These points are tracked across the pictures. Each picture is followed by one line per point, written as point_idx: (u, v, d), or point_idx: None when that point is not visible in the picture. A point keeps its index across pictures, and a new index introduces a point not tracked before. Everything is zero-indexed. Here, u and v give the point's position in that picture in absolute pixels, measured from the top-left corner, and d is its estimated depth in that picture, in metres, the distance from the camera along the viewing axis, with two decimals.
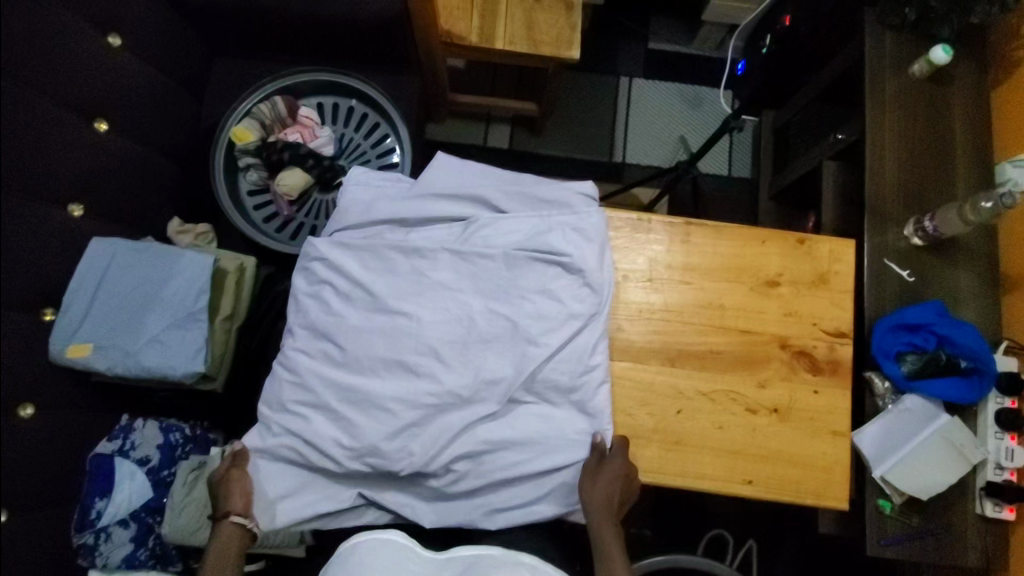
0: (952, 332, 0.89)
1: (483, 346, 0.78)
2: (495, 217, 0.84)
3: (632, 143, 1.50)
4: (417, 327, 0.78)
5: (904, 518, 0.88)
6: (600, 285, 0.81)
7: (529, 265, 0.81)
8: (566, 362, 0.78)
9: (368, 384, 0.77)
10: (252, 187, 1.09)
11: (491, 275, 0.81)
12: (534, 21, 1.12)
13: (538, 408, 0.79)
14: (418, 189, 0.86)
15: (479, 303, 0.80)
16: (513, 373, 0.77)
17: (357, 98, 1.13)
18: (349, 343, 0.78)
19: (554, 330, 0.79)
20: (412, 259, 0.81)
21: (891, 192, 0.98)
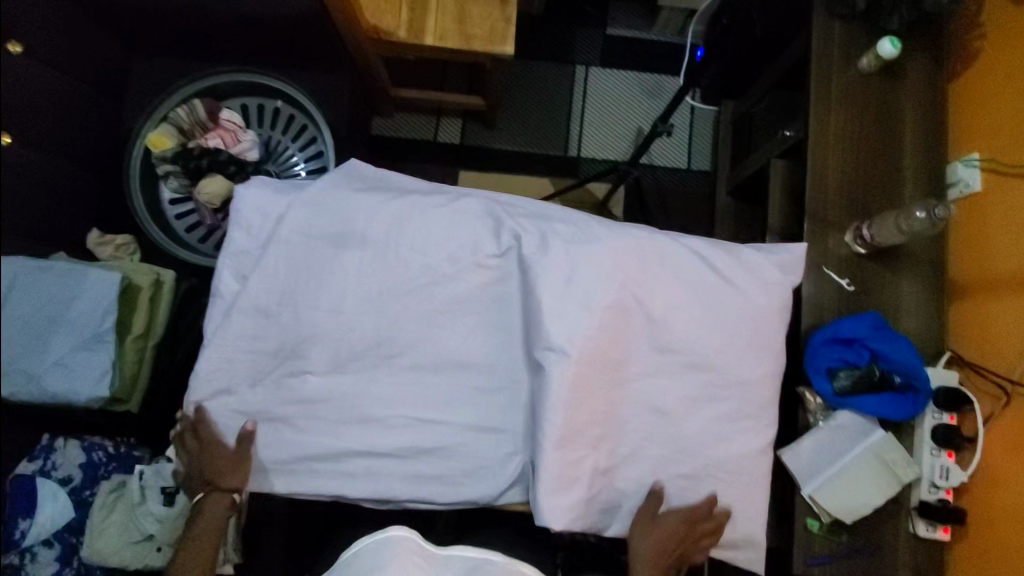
0: (887, 347, 0.85)
1: (410, 334, 0.75)
2: (416, 204, 0.74)
3: (588, 136, 1.45)
4: (326, 316, 0.74)
5: (833, 537, 0.86)
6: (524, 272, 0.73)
7: (452, 252, 0.74)
8: (487, 343, 0.76)
9: (275, 369, 0.75)
10: (174, 195, 1.05)
11: (409, 258, 0.74)
12: (467, 15, 1.06)
13: (465, 394, 0.75)
14: (337, 184, 0.76)
15: (393, 290, 0.74)
16: (441, 358, 0.75)
17: (282, 99, 1.08)
18: (256, 324, 0.74)
19: (469, 315, 0.75)
20: (315, 242, 0.74)
21: (835, 197, 0.93)
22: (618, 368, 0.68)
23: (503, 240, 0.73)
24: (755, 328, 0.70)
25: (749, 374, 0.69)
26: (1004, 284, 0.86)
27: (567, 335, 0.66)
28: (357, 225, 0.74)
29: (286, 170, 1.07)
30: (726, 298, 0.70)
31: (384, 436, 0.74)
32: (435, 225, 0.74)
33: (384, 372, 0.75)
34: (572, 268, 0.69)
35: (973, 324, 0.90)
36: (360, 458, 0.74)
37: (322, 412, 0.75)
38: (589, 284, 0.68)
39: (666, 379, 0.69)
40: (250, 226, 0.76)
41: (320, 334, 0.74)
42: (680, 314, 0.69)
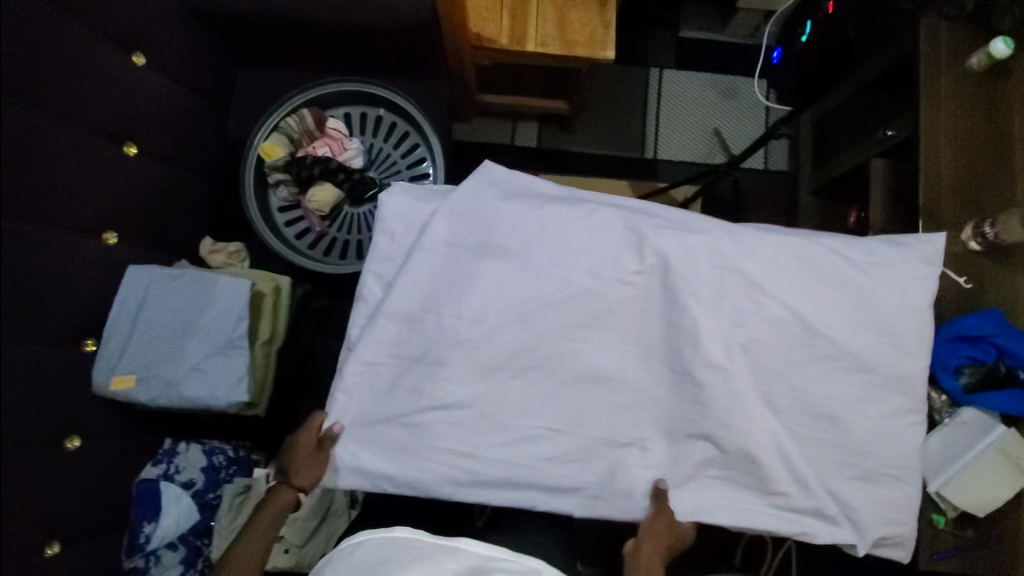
0: (1016, 344, 0.83)
1: (550, 345, 0.71)
2: (560, 214, 0.73)
3: (664, 138, 1.45)
4: (467, 324, 0.72)
5: (958, 531, 0.87)
6: (674, 282, 0.70)
7: (597, 261, 0.72)
8: (639, 352, 0.71)
9: (411, 380, 0.72)
10: (283, 203, 1.07)
11: (552, 266, 0.72)
12: (567, 21, 1.07)
13: (611, 403, 0.70)
14: (480, 196, 0.74)
15: (533, 300, 0.71)
16: (582, 372, 0.71)
17: (384, 106, 1.09)
18: (397, 330, 0.73)
19: (620, 323, 0.71)
20: (457, 252, 0.73)
21: (948, 195, 0.94)
22: (778, 378, 0.69)
23: (654, 248, 0.71)
24: (911, 331, 0.70)
25: (910, 371, 0.70)
26: None
27: (727, 350, 0.69)
28: (499, 237, 0.73)
29: (390, 176, 1.09)
30: (878, 301, 0.70)
31: (522, 452, 0.71)
32: (578, 234, 0.72)
33: (522, 384, 0.71)
34: (724, 272, 0.70)
35: None
36: (497, 470, 0.71)
37: (457, 424, 0.71)
38: (745, 301, 0.70)
39: (829, 385, 0.69)
40: (394, 233, 0.76)
41: (461, 341, 0.72)
42: (836, 321, 0.70)
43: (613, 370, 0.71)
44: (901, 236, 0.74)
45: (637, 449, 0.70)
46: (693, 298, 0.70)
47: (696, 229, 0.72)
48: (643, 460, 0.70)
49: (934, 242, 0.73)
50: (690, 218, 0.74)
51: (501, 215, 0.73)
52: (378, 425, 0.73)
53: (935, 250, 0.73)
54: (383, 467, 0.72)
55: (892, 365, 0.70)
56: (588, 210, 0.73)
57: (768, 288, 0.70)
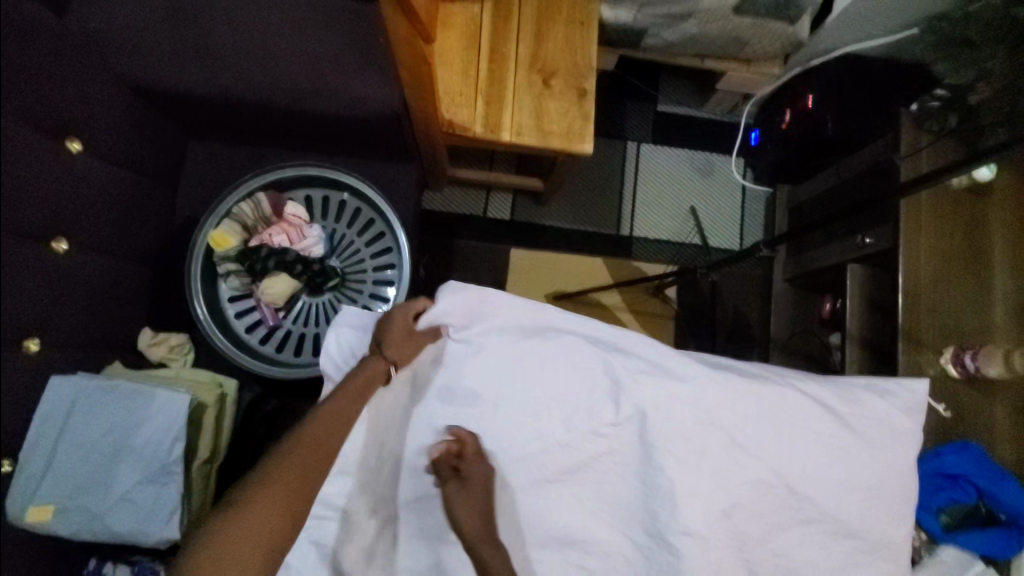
0: (994, 486, 0.81)
1: (518, 501, 0.66)
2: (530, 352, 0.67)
3: (641, 215, 1.42)
4: (431, 477, 0.66)
5: None
6: (648, 437, 0.67)
7: (570, 410, 0.67)
8: (613, 510, 0.67)
9: (371, 538, 0.66)
10: (234, 293, 0.99)
11: (524, 415, 0.67)
12: (545, 110, 1.03)
13: (579, 564, 0.66)
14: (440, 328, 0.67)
15: (501, 454, 0.66)
16: (552, 534, 0.66)
17: (348, 191, 1.03)
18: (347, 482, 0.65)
19: (590, 475, 0.67)
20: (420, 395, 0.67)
21: (927, 319, 0.92)
22: (759, 542, 0.67)
23: (630, 397, 0.67)
24: (894, 491, 0.68)
25: (895, 536, 0.68)
26: None
27: (709, 516, 0.65)
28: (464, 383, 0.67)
29: (351, 266, 1.02)
30: (860, 459, 0.68)
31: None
32: (550, 379, 0.67)
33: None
34: (700, 426, 0.67)
35: None
36: None
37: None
38: (726, 460, 0.66)
39: (811, 551, 0.67)
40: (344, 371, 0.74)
41: (418, 495, 0.67)
42: (815, 483, 0.67)
43: (584, 530, 0.66)
44: (882, 380, 0.71)
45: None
46: (670, 456, 0.66)
47: (675, 373, 0.67)
48: None
49: (915, 389, 0.70)
50: (670, 360, 0.68)
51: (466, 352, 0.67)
52: None
53: (917, 397, 0.70)
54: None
55: (873, 525, 0.67)
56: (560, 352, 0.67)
57: (749, 446, 0.67)
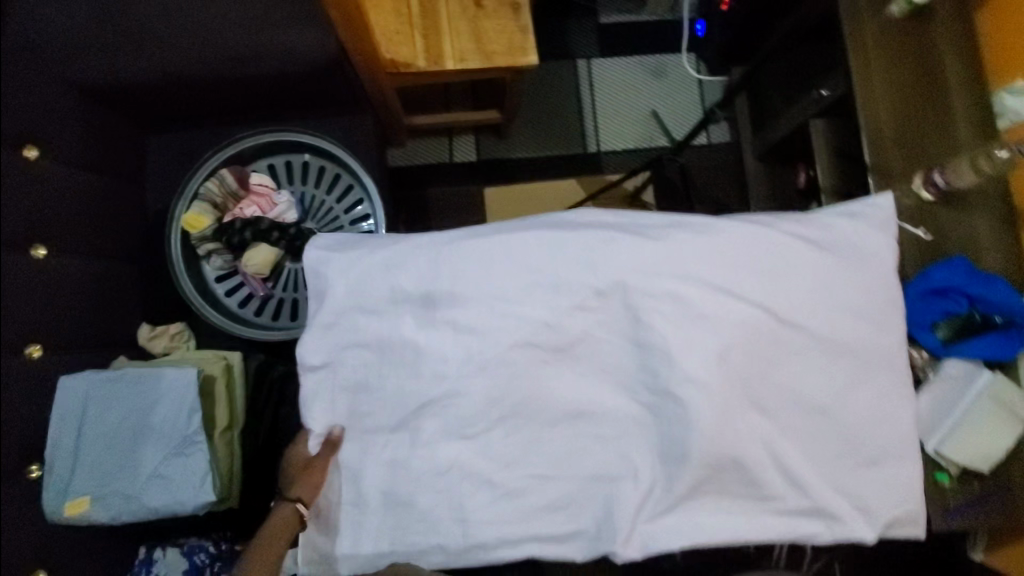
0: (984, 290, 0.84)
1: (522, 382, 0.67)
2: (534, 244, 0.69)
3: (604, 129, 1.42)
4: (425, 381, 0.67)
5: (965, 488, 0.85)
6: (633, 301, 0.68)
7: (558, 282, 0.68)
8: (617, 376, 0.68)
9: (388, 452, 0.67)
10: (220, 272, 1.00)
11: (505, 301, 0.68)
12: (482, 30, 1.03)
13: (592, 431, 0.67)
14: (472, 260, 0.68)
15: (498, 346, 0.67)
16: (558, 411, 0.67)
17: (309, 151, 1.04)
18: (352, 400, 0.68)
19: (587, 345, 0.68)
20: (351, 319, 0.68)
21: (891, 149, 0.92)
22: (760, 379, 0.68)
23: (611, 258, 0.68)
24: (878, 302, 0.70)
25: (889, 346, 0.70)
26: None
27: (707, 362, 0.66)
28: (376, 292, 0.68)
29: (328, 225, 1.03)
30: (840, 280, 0.69)
31: (519, 513, 0.66)
32: (476, 269, 0.68)
33: (496, 432, 0.67)
34: (681, 278, 0.68)
35: None
36: (498, 531, 0.66)
37: (442, 492, 0.66)
38: (712, 306, 0.67)
39: (810, 377, 0.69)
40: (342, 296, 0.68)
41: (424, 401, 0.67)
42: (801, 311, 0.69)
43: (591, 403, 0.67)
44: (850, 205, 0.73)
45: (629, 488, 0.65)
46: (656, 313, 0.68)
47: (648, 235, 0.69)
48: (639, 490, 0.66)
49: (881, 206, 0.72)
50: (643, 224, 0.70)
51: (491, 264, 0.68)
52: (355, 505, 0.67)
53: (884, 213, 0.72)
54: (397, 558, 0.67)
55: (864, 337, 0.69)
56: (514, 243, 0.69)
57: (730, 289, 0.68)
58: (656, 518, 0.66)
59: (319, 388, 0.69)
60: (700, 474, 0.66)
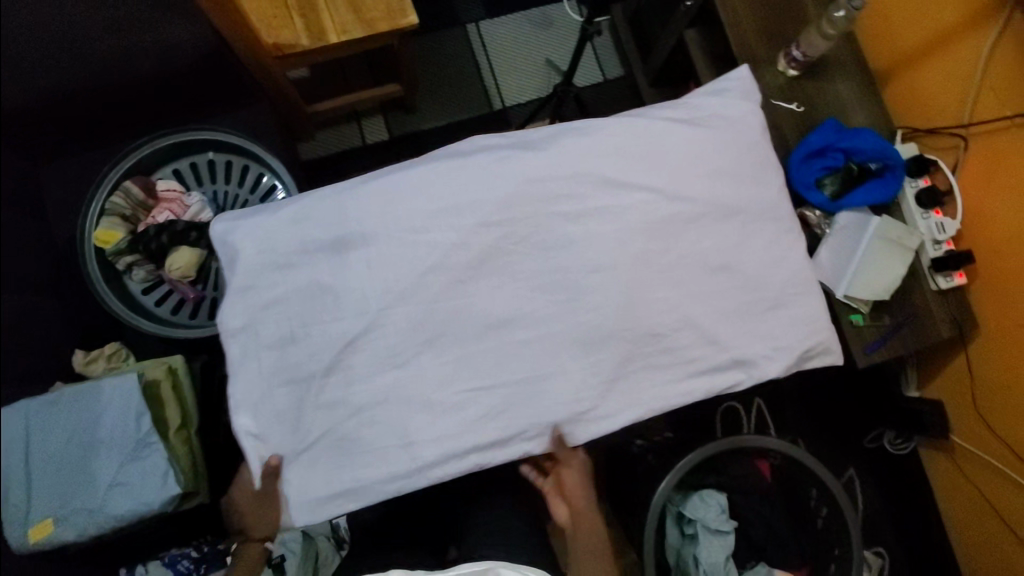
0: (857, 141, 0.92)
1: (443, 302, 0.68)
2: (430, 173, 0.71)
3: (506, 87, 1.47)
4: (348, 321, 0.66)
5: (877, 322, 0.93)
6: (535, 204, 0.71)
7: (460, 201, 0.70)
8: (536, 278, 0.70)
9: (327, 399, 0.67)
10: (145, 285, 1.00)
11: (410, 228, 0.69)
12: (359, 1, 1.05)
13: (522, 335, 0.69)
14: (373, 198, 0.70)
15: (412, 271, 0.68)
16: (483, 322, 0.68)
17: (212, 149, 1.04)
18: (280, 359, 0.67)
19: (501, 255, 0.70)
20: (264, 277, 0.68)
21: (753, 37, 1.00)
22: (670, 252, 0.72)
23: (505, 171, 0.71)
24: (755, 163, 0.77)
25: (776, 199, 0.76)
26: (925, 50, 0.95)
27: (614, 244, 0.71)
28: (289, 243, 0.68)
29: None
30: (717, 149, 0.75)
31: (468, 423, 0.67)
32: (379, 205, 0.69)
33: (423, 353, 0.67)
34: (574, 177, 0.72)
35: (910, 95, 0.98)
36: (450, 448, 0.67)
37: (384, 422, 0.66)
38: (607, 196, 0.72)
39: (712, 240, 0.73)
40: (251, 260, 0.68)
41: (353, 341, 0.66)
42: (690, 185, 0.74)
43: (515, 309, 0.69)
44: (712, 85, 0.79)
45: (569, 376, 0.69)
46: (557, 213, 0.71)
47: (535, 145, 0.74)
48: (576, 377, 0.69)
49: (738, 80, 0.79)
50: (530, 138, 0.75)
51: (393, 198, 0.70)
52: (305, 459, 0.66)
53: (742, 86, 0.79)
54: (358, 497, 0.67)
55: (752, 195, 0.76)
56: (411, 177, 0.71)
57: (621, 178, 0.73)
58: (597, 398, 0.69)
59: (246, 356, 0.67)
60: (627, 349, 0.70)
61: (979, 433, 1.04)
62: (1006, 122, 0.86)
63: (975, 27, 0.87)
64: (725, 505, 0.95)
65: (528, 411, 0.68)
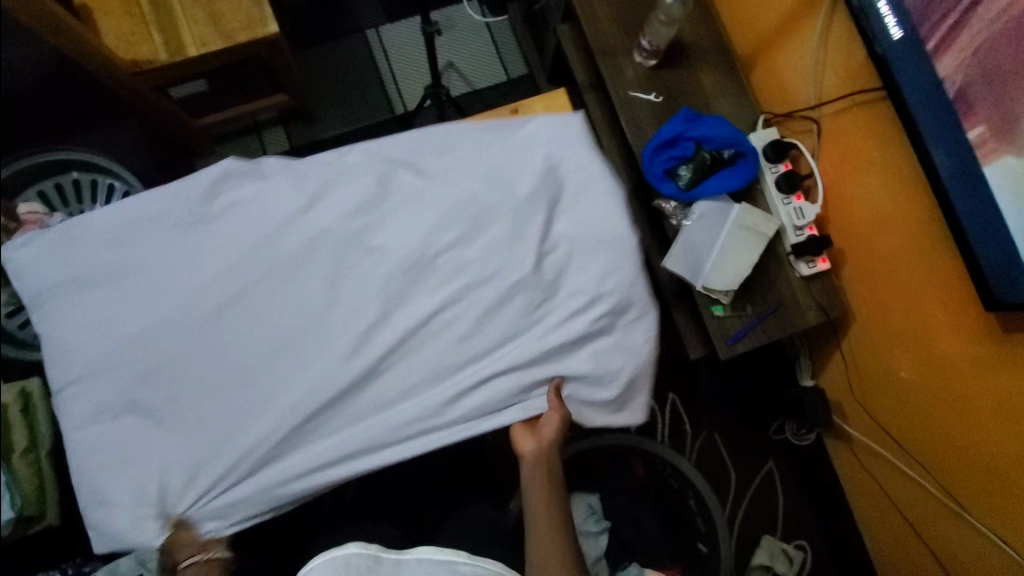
0: (704, 130, 0.91)
1: (233, 311, 0.74)
2: (231, 201, 0.76)
3: (407, 91, 1.45)
4: (147, 344, 0.73)
5: (739, 312, 0.92)
6: (328, 230, 0.76)
7: (257, 228, 0.76)
8: (324, 302, 0.75)
9: (129, 415, 0.73)
10: (7, 307, 0.97)
11: (199, 245, 0.75)
12: (217, 12, 1.04)
13: (314, 354, 0.74)
14: (176, 228, 0.76)
15: (207, 299, 0.74)
16: (276, 340, 0.74)
17: (76, 168, 1.04)
18: (88, 375, 0.73)
19: (296, 281, 0.75)
20: (75, 302, 0.74)
21: (610, 27, 0.97)
22: (458, 265, 0.76)
23: (304, 197, 0.76)
24: None
25: (568, 208, 0.79)
26: (778, 33, 0.93)
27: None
28: (86, 269, 0.74)
29: None
30: (518, 162, 0.79)
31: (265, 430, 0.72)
32: (170, 228, 0.75)
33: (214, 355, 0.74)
34: (365, 199, 0.77)
35: (772, 79, 0.97)
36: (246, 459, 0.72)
37: (178, 439, 0.73)
38: (392, 218, 0.77)
39: (501, 250, 0.77)
40: (60, 281, 0.75)
41: (154, 363, 0.73)
42: (489, 195, 0.77)
43: (307, 329, 0.75)
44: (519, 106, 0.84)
45: (359, 390, 0.74)
46: (349, 238, 0.76)
47: (336, 168, 0.78)
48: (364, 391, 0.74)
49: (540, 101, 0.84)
50: (335, 161, 0.79)
51: (195, 227, 0.75)
52: (108, 472, 0.71)
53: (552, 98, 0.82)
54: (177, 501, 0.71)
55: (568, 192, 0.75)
56: (200, 197, 0.77)
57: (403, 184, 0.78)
58: (386, 411, 0.74)
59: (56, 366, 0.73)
60: (420, 361, 0.75)
61: (858, 417, 1.05)
62: (848, 101, 0.85)
63: (813, 7, 0.85)
64: (596, 507, 0.92)
65: (322, 426, 0.74)
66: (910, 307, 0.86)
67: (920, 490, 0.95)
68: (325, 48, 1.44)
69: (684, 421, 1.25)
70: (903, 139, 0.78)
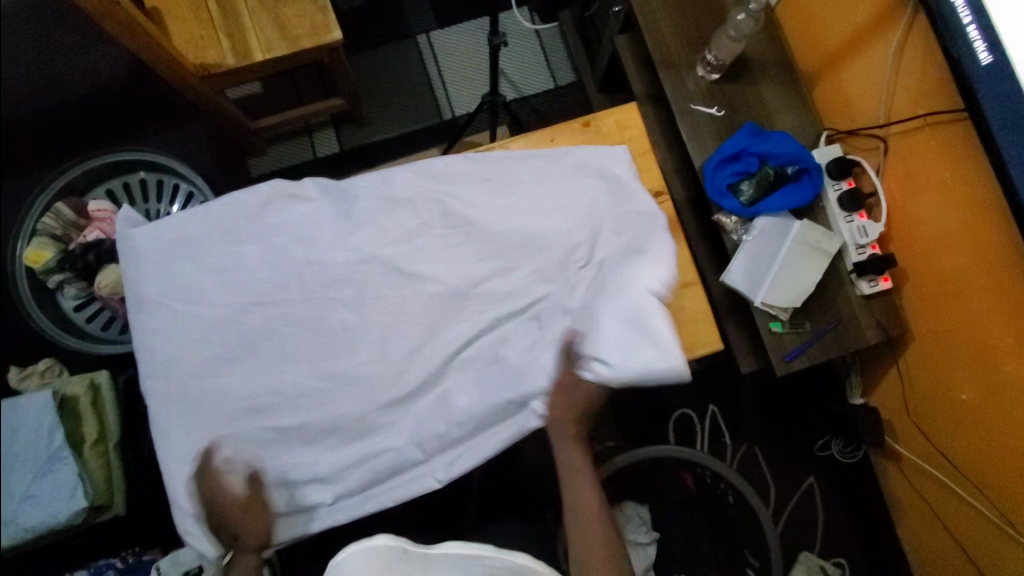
0: (768, 146, 0.91)
1: (325, 319, 0.72)
2: (324, 206, 0.74)
3: (455, 97, 1.46)
4: (240, 348, 0.71)
5: (797, 329, 0.91)
6: (422, 240, 0.74)
7: (352, 236, 0.73)
8: (422, 311, 0.73)
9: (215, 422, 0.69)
10: (77, 302, 1.02)
11: (264, 247, 0.73)
12: (283, 18, 1.07)
13: (411, 366, 0.71)
14: (268, 233, 0.73)
15: (301, 305, 0.72)
16: (369, 351, 0.72)
17: (143, 168, 1.07)
18: (173, 380, 0.70)
19: (393, 291, 0.73)
20: (166, 303, 0.71)
21: (673, 41, 0.98)
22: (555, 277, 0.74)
23: (402, 207, 0.75)
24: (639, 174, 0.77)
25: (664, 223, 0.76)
26: (844, 49, 0.93)
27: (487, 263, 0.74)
28: (151, 266, 0.72)
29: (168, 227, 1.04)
30: (610, 172, 0.76)
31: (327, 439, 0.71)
32: (260, 231, 0.73)
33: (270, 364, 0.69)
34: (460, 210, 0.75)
35: (833, 94, 0.97)
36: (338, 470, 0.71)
37: (265, 449, 0.70)
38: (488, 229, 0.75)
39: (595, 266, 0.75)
40: (150, 278, 0.72)
41: (247, 369, 0.71)
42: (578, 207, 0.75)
43: (402, 340, 0.72)
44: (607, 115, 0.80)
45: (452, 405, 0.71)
46: (444, 247, 0.74)
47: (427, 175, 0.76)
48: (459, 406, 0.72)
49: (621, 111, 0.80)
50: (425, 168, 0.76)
51: (288, 232, 0.73)
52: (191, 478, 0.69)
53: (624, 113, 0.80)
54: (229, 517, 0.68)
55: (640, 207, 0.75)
56: (271, 199, 0.74)
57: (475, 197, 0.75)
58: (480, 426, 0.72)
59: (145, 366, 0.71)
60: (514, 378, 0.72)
61: (912, 438, 1.04)
62: (920, 121, 0.84)
63: (885, 25, 0.85)
64: (646, 518, 0.95)
65: (414, 442, 0.71)
66: (977, 327, 0.85)
67: (976, 515, 0.93)
68: (376, 53, 1.46)
69: (724, 433, 1.25)
70: (980, 161, 0.77)
